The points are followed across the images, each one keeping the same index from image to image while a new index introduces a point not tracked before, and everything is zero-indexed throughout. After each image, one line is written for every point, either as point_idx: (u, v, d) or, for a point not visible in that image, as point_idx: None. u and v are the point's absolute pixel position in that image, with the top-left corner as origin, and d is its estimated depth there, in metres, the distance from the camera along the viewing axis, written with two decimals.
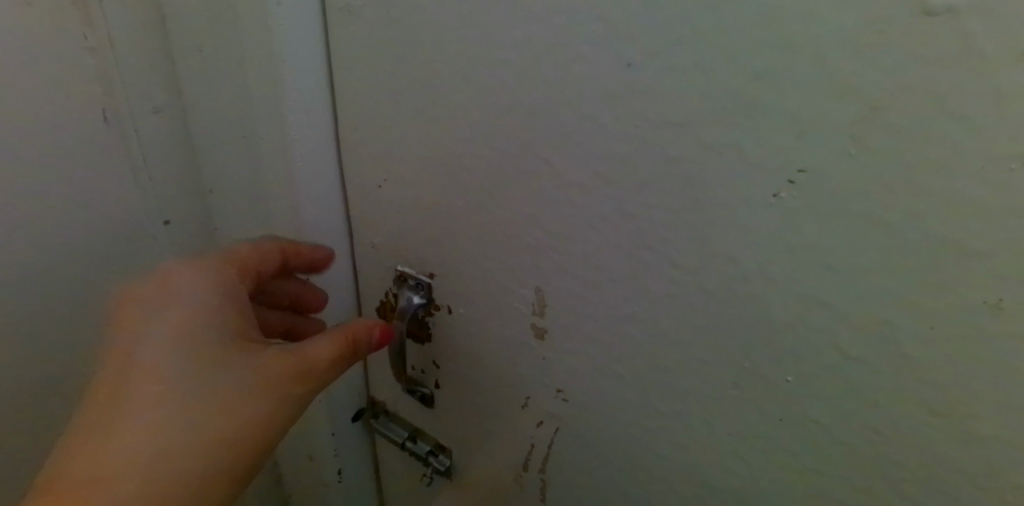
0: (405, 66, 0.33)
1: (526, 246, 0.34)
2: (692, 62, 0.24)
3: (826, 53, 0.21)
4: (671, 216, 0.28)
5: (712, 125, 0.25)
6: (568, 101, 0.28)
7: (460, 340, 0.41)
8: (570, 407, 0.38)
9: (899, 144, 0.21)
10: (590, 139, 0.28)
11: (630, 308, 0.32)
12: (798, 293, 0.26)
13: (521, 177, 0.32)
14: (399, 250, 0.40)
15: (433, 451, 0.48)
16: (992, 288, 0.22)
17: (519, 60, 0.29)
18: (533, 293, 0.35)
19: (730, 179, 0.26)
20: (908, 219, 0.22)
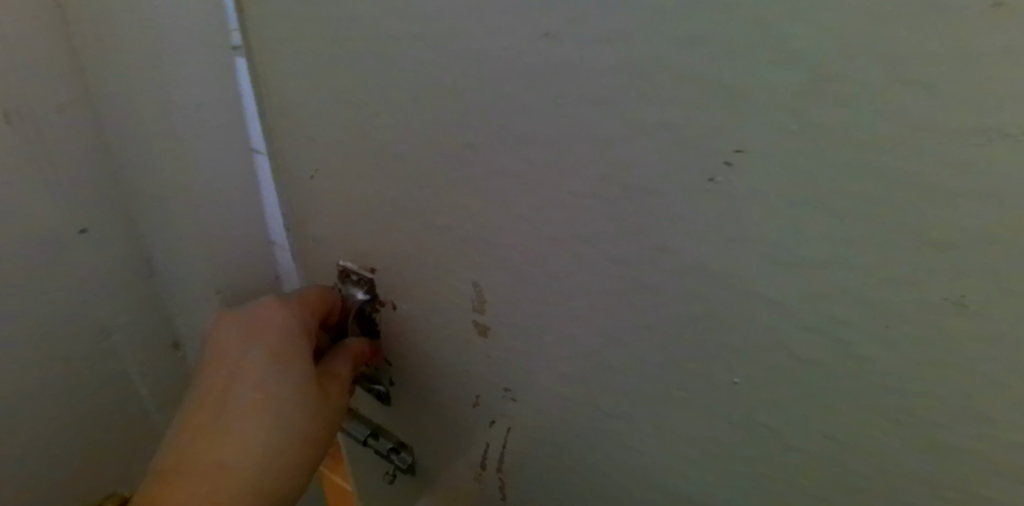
0: (320, 44, 0.30)
1: (462, 239, 0.31)
2: (610, 29, 0.21)
3: (759, 12, 0.18)
4: (601, 204, 0.25)
5: (639, 100, 0.22)
6: (487, 78, 0.25)
7: (408, 335, 0.38)
8: (521, 407, 0.36)
9: (846, 117, 0.18)
10: (513, 120, 0.26)
11: (572, 304, 0.29)
12: (742, 287, 0.24)
13: (448, 162, 0.29)
14: (340, 242, 0.37)
15: (395, 448, 0.46)
16: (957, 284, 0.19)
17: (432, 32, 0.26)
18: (473, 288, 0.32)
19: (664, 162, 0.23)
20: (860, 205, 0.20)
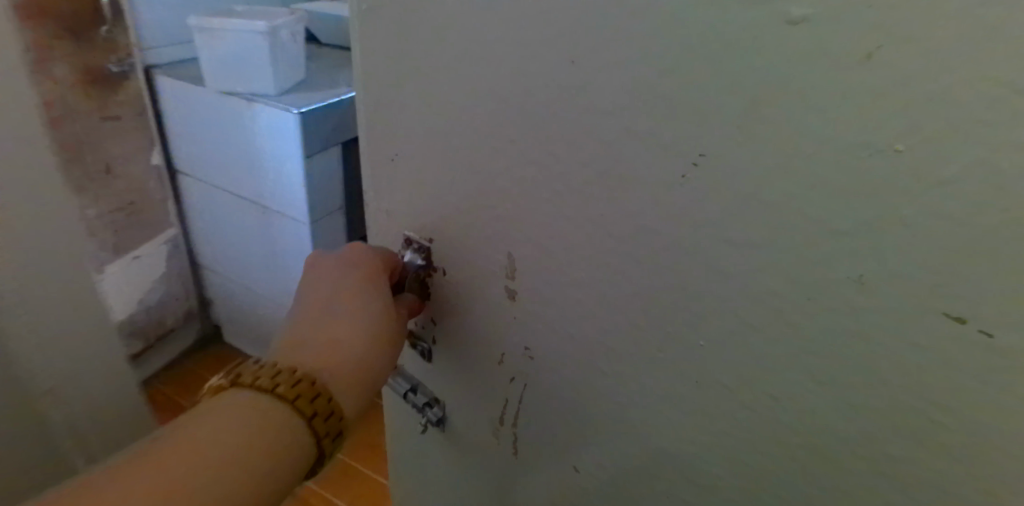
0: (401, 54, 0.36)
1: (499, 218, 0.38)
2: (617, 57, 0.28)
3: (718, 53, 0.25)
4: (604, 192, 0.32)
5: (636, 112, 0.29)
6: (529, 89, 0.32)
7: (451, 299, 0.46)
8: (536, 364, 0.43)
9: (776, 132, 0.25)
10: (542, 123, 0.33)
11: (582, 275, 0.36)
12: (706, 263, 0.30)
13: (491, 154, 0.36)
14: (405, 218, 0.44)
15: (429, 404, 0.54)
16: (856, 265, 0.25)
17: (484, 51, 0.33)
18: (506, 259, 0.40)
19: (652, 161, 0.30)
20: (784, 201, 0.26)
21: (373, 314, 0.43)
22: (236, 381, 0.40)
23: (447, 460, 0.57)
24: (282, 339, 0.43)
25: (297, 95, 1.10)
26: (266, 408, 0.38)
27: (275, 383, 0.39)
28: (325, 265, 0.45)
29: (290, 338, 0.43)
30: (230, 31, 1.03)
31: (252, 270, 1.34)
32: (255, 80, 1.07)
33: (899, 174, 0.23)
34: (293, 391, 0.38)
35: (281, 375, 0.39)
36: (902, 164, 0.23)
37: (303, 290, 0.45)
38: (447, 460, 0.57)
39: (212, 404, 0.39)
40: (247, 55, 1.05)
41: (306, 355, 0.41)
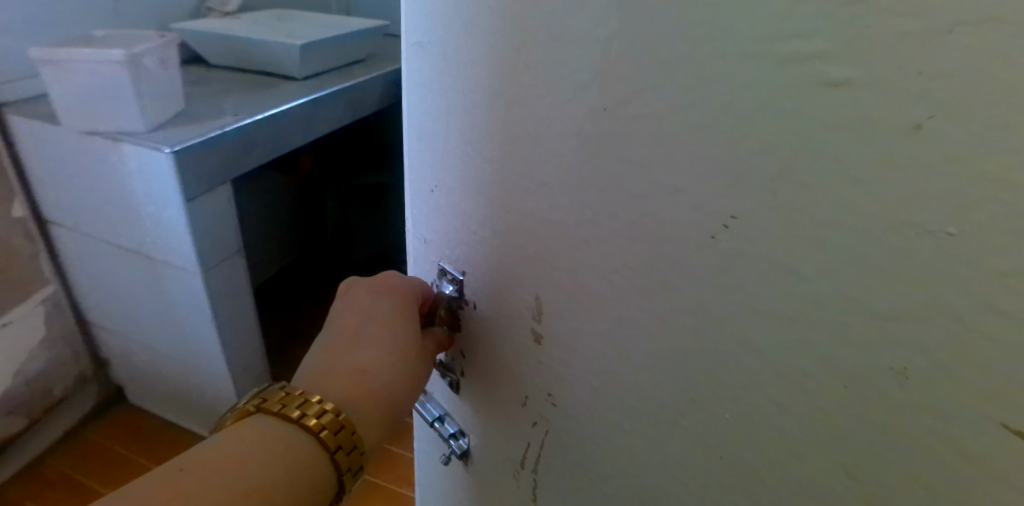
0: (443, 89, 0.37)
1: (529, 258, 0.38)
2: (646, 109, 0.28)
3: (753, 111, 0.24)
4: (631, 245, 0.31)
5: (664, 169, 0.28)
6: (560, 134, 0.32)
7: (480, 334, 0.46)
8: (558, 411, 0.42)
9: (813, 202, 0.23)
10: (572, 170, 0.32)
11: (608, 329, 0.35)
12: (733, 332, 0.28)
13: (525, 198, 0.36)
14: (442, 251, 0.45)
15: (454, 435, 0.53)
16: (898, 357, 0.23)
17: (521, 92, 0.33)
18: (533, 300, 0.39)
19: (679, 219, 0.28)
20: (823, 277, 0.24)
21: (405, 348, 0.44)
22: (264, 407, 0.40)
23: (469, 495, 0.56)
24: (309, 367, 0.44)
25: (176, 131, 0.96)
26: (291, 438, 0.39)
27: (302, 414, 0.39)
28: (360, 295, 0.47)
29: (318, 366, 0.44)
30: (82, 63, 0.87)
31: (185, 321, 1.13)
32: (116, 114, 0.92)
33: (949, 259, 0.20)
34: (319, 424, 0.39)
35: (308, 405, 0.40)
36: (961, 253, 0.20)
37: (334, 319, 0.46)
38: (468, 495, 0.56)
39: (239, 430, 0.39)
40: (102, 92, 0.90)
41: (332, 387, 0.42)
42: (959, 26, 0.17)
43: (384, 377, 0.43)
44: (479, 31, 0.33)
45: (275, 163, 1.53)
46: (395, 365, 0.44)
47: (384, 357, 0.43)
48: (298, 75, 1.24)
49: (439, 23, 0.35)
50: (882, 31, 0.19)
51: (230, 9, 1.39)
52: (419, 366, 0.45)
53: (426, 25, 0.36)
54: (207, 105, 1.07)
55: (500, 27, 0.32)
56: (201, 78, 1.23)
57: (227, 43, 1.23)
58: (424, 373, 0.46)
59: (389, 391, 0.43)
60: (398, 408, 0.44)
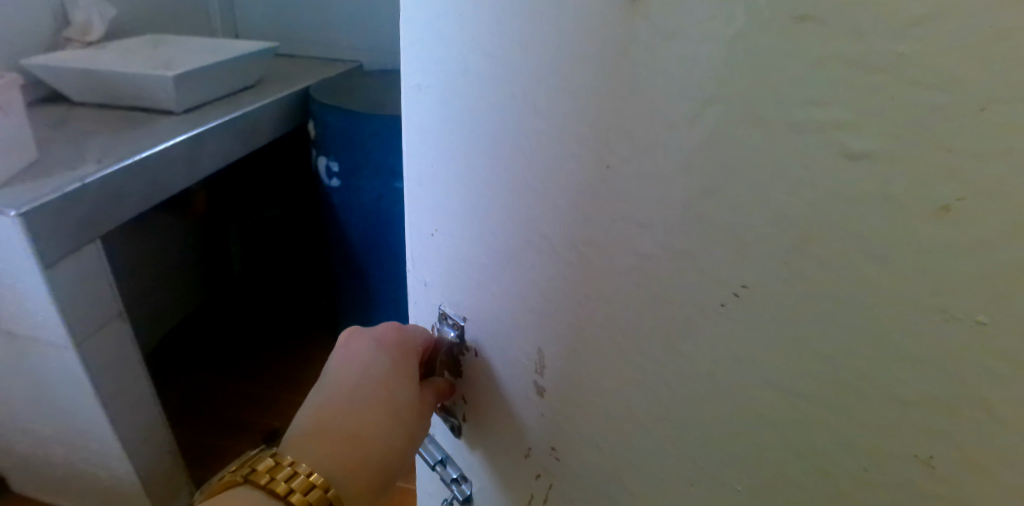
0: (441, 134, 0.36)
1: (530, 311, 0.37)
2: (653, 171, 0.27)
3: (768, 181, 0.23)
4: (639, 303, 0.31)
5: (674, 233, 0.28)
6: (562, 188, 0.31)
7: (481, 381, 0.44)
8: (562, 465, 0.41)
9: (833, 277, 0.23)
10: (575, 224, 0.32)
11: (617, 387, 0.34)
12: (747, 402, 0.28)
13: (527, 251, 0.35)
14: (445, 294, 0.43)
15: (457, 480, 0.50)
16: (926, 446, 0.22)
17: (523, 144, 0.32)
18: (535, 354, 0.38)
19: (690, 284, 0.28)
20: (837, 355, 0.23)
21: (401, 410, 0.42)
22: (251, 478, 0.37)
23: None
24: (299, 425, 0.41)
25: (23, 188, 0.78)
26: None
27: (287, 489, 0.36)
28: (358, 347, 0.43)
29: (307, 425, 0.40)
30: None
31: (63, 407, 0.94)
32: None
33: (976, 353, 0.20)
34: (305, 501, 0.36)
35: (295, 478, 0.37)
36: (991, 341, 0.19)
37: (329, 371, 0.43)
38: None
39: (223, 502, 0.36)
40: None
41: (320, 451, 0.39)
42: (992, 103, 0.17)
43: (376, 444, 0.40)
44: (481, 80, 0.32)
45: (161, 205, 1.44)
46: (389, 430, 0.41)
47: (379, 421, 0.41)
48: (178, 109, 1.10)
49: (443, 69, 0.34)
50: (907, 105, 0.19)
51: (91, 35, 1.22)
52: (415, 426, 0.42)
53: (429, 70, 0.35)
54: (69, 150, 0.91)
55: (493, 76, 0.31)
56: (63, 119, 1.06)
57: (86, 77, 1.07)
58: (420, 433, 0.43)
59: (383, 458, 0.40)
60: (390, 474, 0.41)
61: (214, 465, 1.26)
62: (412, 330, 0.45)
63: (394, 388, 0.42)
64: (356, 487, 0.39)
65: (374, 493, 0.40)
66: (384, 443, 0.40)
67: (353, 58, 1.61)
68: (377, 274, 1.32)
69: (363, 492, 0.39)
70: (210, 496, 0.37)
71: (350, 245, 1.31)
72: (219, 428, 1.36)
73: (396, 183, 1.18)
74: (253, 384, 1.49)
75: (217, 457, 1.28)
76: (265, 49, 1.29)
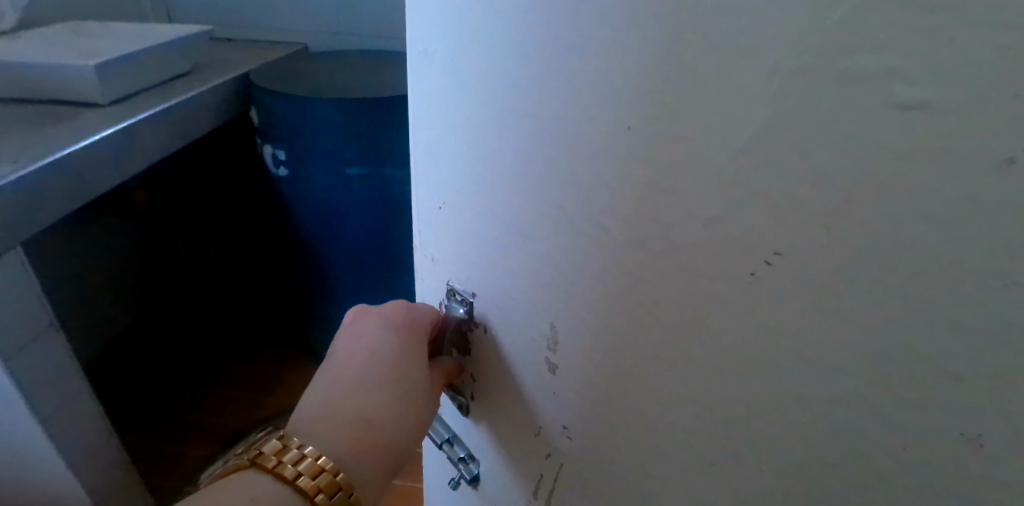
0: (450, 100, 0.35)
1: (544, 285, 0.35)
2: (680, 132, 0.26)
3: (811, 140, 0.22)
4: (661, 275, 0.29)
5: (701, 199, 0.26)
6: (578, 153, 0.30)
7: (489, 358, 0.43)
8: (574, 445, 0.40)
9: (879, 241, 0.21)
10: (594, 192, 0.30)
11: (629, 364, 0.33)
12: (779, 380, 0.26)
13: (542, 221, 0.33)
14: (452, 270, 0.42)
15: (465, 458, 0.50)
16: (976, 423, 0.21)
17: (538, 107, 0.30)
18: (548, 328, 0.37)
19: (717, 254, 0.26)
20: (876, 321, 0.22)
21: (411, 390, 0.41)
22: (257, 461, 0.36)
23: None
24: (309, 407, 0.40)
25: None
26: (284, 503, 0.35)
27: (296, 473, 0.35)
28: (366, 326, 0.43)
29: (318, 408, 0.40)
30: None
31: None
32: None
33: None
34: (316, 487, 0.35)
35: (303, 462, 0.36)
36: None
37: (337, 352, 0.42)
38: None
39: (229, 486, 0.35)
40: None
41: (330, 434, 0.38)
42: None
43: (386, 424, 0.39)
44: (492, 38, 0.31)
45: (100, 203, 1.35)
46: (398, 410, 0.40)
47: (388, 402, 0.40)
48: (104, 101, 1.01)
49: (451, 30, 0.33)
50: (973, 41, 0.18)
51: (2, 27, 1.12)
52: (425, 405, 0.42)
53: (434, 34, 0.34)
54: None
55: (503, 35, 0.30)
56: None
57: None
58: (430, 411, 0.42)
59: (393, 439, 0.40)
60: (400, 454, 0.40)
61: (172, 470, 1.21)
62: (421, 306, 0.44)
63: (402, 367, 0.41)
64: (366, 468, 0.38)
65: (385, 474, 0.40)
66: (393, 423, 0.40)
67: (296, 41, 1.49)
68: (335, 265, 1.26)
69: (374, 473, 0.39)
70: (217, 479, 0.37)
71: (305, 237, 1.25)
72: (178, 432, 1.30)
73: (348, 170, 1.12)
74: (212, 385, 1.43)
75: (176, 466, 1.22)
76: (199, 33, 1.19)
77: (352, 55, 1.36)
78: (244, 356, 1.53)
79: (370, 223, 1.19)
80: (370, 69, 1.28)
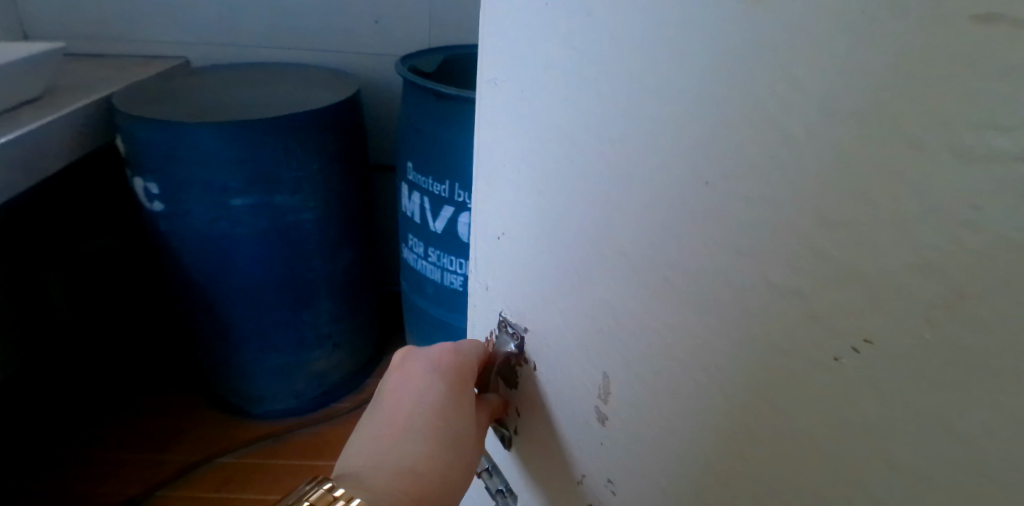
0: (515, 127, 0.35)
1: (599, 332, 0.34)
2: (759, 190, 0.23)
3: (907, 211, 0.19)
4: (726, 339, 0.27)
5: (779, 266, 0.23)
6: (648, 201, 0.28)
7: (535, 396, 0.42)
8: (617, 500, 0.37)
9: (992, 347, 0.18)
10: (663, 242, 0.28)
11: (683, 426, 0.31)
12: (850, 473, 0.23)
13: (605, 265, 0.32)
14: (506, 300, 0.42)
15: (501, 490, 0.48)
16: None
17: (611, 153, 0.29)
18: (600, 379, 0.35)
19: (795, 328, 0.24)
20: (978, 435, 0.19)
21: (458, 433, 0.39)
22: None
23: None
24: (359, 453, 0.38)
25: None
26: None
27: None
28: (413, 367, 0.41)
29: (366, 455, 0.38)
30: None
31: None
32: None
33: None
34: None
35: None
36: None
37: (384, 396, 0.41)
38: None
39: None
40: None
41: (381, 482, 0.36)
42: None
43: (435, 471, 0.37)
44: (571, 78, 0.30)
45: None
46: (444, 454, 0.38)
47: (437, 446, 0.38)
48: None
49: (518, 60, 0.34)
50: None
51: None
52: (470, 449, 0.40)
53: (507, 65, 0.35)
54: None
55: (574, 70, 0.30)
56: None
57: None
58: (475, 456, 0.41)
59: (441, 487, 0.37)
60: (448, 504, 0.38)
61: None
62: (466, 345, 0.43)
63: (449, 410, 0.39)
64: None
65: None
66: (441, 470, 0.38)
67: (173, 54, 1.30)
68: (231, 304, 1.11)
69: None
70: None
71: (186, 274, 1.09)
72: None
73: (232, 201, 1.00)
74: (95, 447, 1.22)
75: None
76: (50, 51, 1.02)
77: (237, 70, 1.23)
78: (131, 413, 1.31)
79: (265, 254, 1.07)
80: (288, 83, 1.17)
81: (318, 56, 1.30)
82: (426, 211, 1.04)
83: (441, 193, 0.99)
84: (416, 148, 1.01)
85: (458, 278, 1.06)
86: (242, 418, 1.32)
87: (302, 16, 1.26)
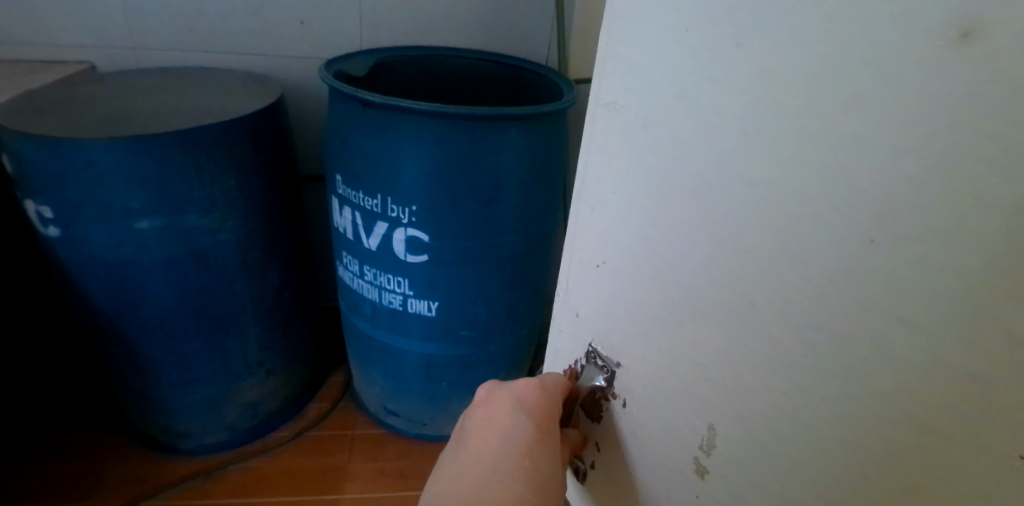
0: (632, 151, 0.36)
1: (710, 379, 0.33)
2: (941, 258, 0.22)
3: None
4: (871, 409, 0.25)
5: (956, 339, 0.22)
6: (791, 255, 0.27)
7: (619, 435, 0.42)
8: None
9: None
10: (806, 300, 0.27)
11: (798, 493, 0.29)
12: None
13: (724, 309, 0.31)
14: (597, 331, 0.43)
15: None
16: None
17: (752, 195, 0.28)
18: (705, 428, 0.34)
19: (966, 415, 0.22)
20: None
21: (543, 473, 0.37)
22: None
23: None
24: (446, 490, 0.36)
25: None
26: None
27: None
28: (499, 402, 0.40)
29: (453, 488, 0.36)
30: None
31: None
32: None
33: None
34: None
35: None
36: None
37: (468, 433, 0.40)
38: None
39: None
40: None
41: None
42: None
43: None
44: (709, 108, 0.30)
45: None
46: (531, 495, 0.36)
47: (523, 484, 0.36)
48: None
49: (646, 84, 0.34)
50: None
51: None
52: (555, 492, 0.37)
53: (629, 87, 0.36)
54: None
55: (712, 105, 0.29)
56: None
57: None
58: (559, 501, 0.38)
59: None
60: None
61: None
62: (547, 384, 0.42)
63: (534, 448, 0.38)
64: None
65: None
66: None
67: (79, 60, 1.14)
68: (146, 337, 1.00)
69: None
70: None
71: (95, 306, 0.97)
72: None
73: (136, 224, 0.90)
74: None
75: None
76: None
77: (150, 76, 1.10)
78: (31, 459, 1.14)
79: (177, 282, 0.97)
80: (218, 90, 1.06)
81: (270, 66, 1.21)
82: (358, 227, 0.97)
83: (372, 208, 0.93)
84: (343, 160, 0.95)
85: (396, 297, 1.01)
86: (166, 454, 1.18)
87: (223, 17, 1.15)
